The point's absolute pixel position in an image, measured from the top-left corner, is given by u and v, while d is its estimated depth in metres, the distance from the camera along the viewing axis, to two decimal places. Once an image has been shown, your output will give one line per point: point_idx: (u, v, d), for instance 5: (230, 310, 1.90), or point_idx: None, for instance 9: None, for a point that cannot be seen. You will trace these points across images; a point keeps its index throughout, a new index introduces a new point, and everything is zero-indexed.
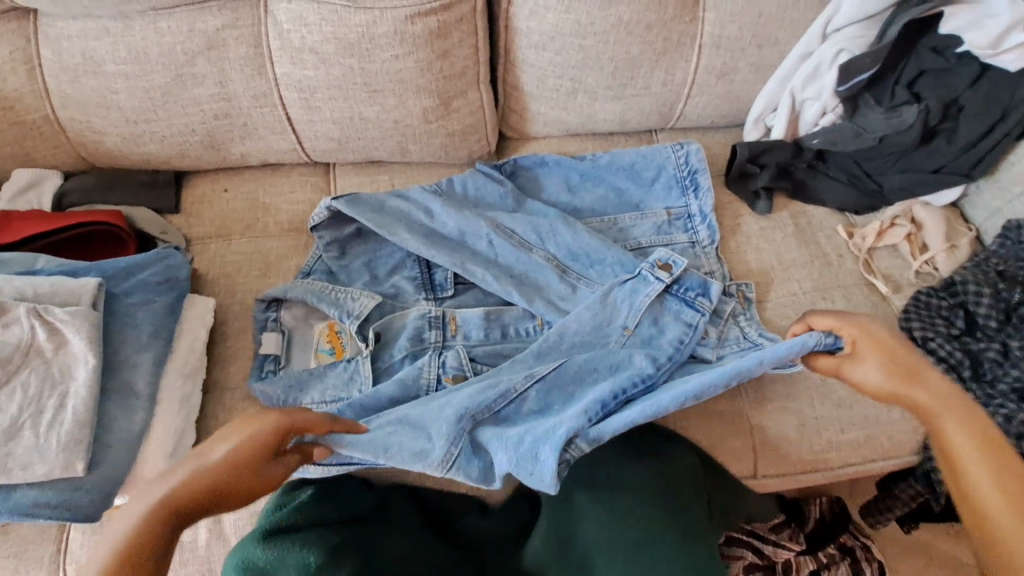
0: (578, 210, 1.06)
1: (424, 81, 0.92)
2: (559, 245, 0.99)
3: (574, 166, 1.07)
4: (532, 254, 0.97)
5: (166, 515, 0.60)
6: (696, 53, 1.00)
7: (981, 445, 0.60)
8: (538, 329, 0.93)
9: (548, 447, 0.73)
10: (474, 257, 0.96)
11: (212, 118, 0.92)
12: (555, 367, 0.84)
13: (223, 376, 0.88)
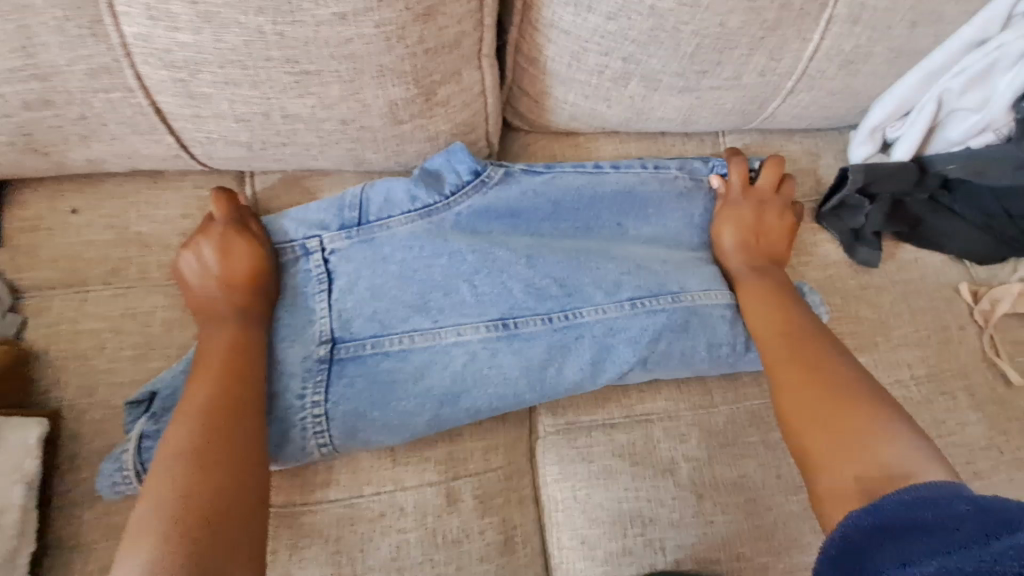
0: (602, 221, 0.71)
1: (393, 59, 0.55)
2: (579, 250, 0.68)
3: (582, 173, 0.72)
4: (546, 260, 0.66)
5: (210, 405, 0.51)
6: (819, 29, 0.64)
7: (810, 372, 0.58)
8: (552, 326, 0.64)
9: (517, 243, 0.68)
10: (457, 271, 0.65)
11: (21, 107, 0.54)
12: (559, 333, 0.64)
13: (72, 531, 0.56)
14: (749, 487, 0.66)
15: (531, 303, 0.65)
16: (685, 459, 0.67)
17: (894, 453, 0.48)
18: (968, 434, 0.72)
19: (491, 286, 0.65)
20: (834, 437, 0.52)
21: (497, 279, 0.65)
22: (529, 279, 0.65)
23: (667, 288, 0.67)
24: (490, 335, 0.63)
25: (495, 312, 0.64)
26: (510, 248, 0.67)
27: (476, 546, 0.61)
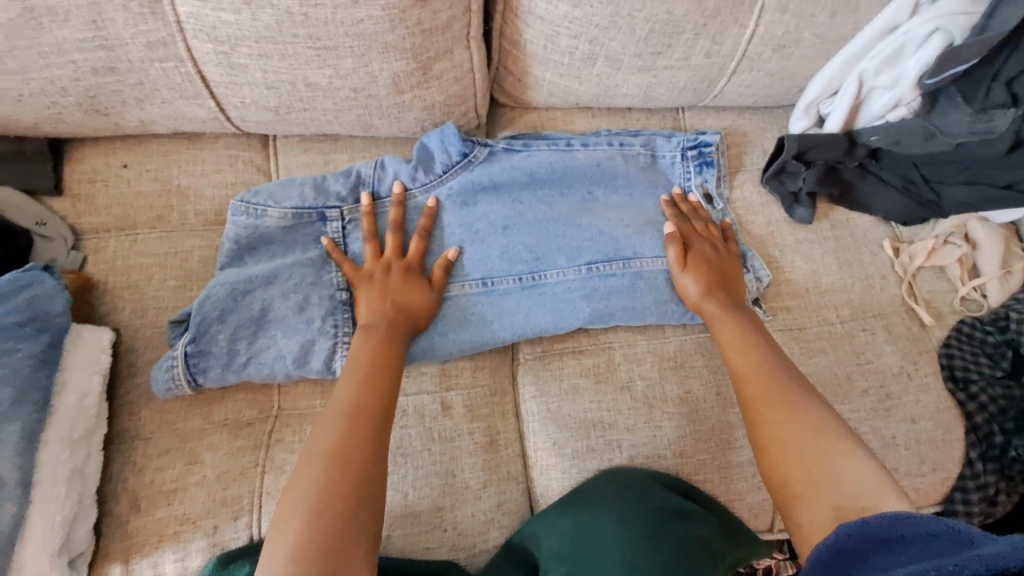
0: (575, 191, 0.83)
1: (396, 38, 0.67)
2: (551, 218, 0.80)
3: (554, 151, 0.83)
4: (522, 229, 0.79)
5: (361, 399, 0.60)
6: (754, 17, 0.77)
7: (767, 373, 0.65)
8: (523, 287, 0.78)
9: (496, 213, 0.79)
10: (447, 239, 0.78)
11: (90, 73, 0.65)
12: (530, 291, 0.78)
13: (133, 421, 0.69)
14: (692, 402, 0.79)
15: (504, 265, 0.78)
16: (640, 378, 0.80)
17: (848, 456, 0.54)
18: (884, 363, 0.85)
19: (474, 252, 0.78)
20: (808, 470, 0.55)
21: (481, 248, 0.78)
22: (507, 243, 0.79)
23: (621, 253, 0.80)
24: (472, 292, 0.76)
25: (477, 271, 0.77)
26: (493, 217, 0.79)
27: (465, 443, 0.75)
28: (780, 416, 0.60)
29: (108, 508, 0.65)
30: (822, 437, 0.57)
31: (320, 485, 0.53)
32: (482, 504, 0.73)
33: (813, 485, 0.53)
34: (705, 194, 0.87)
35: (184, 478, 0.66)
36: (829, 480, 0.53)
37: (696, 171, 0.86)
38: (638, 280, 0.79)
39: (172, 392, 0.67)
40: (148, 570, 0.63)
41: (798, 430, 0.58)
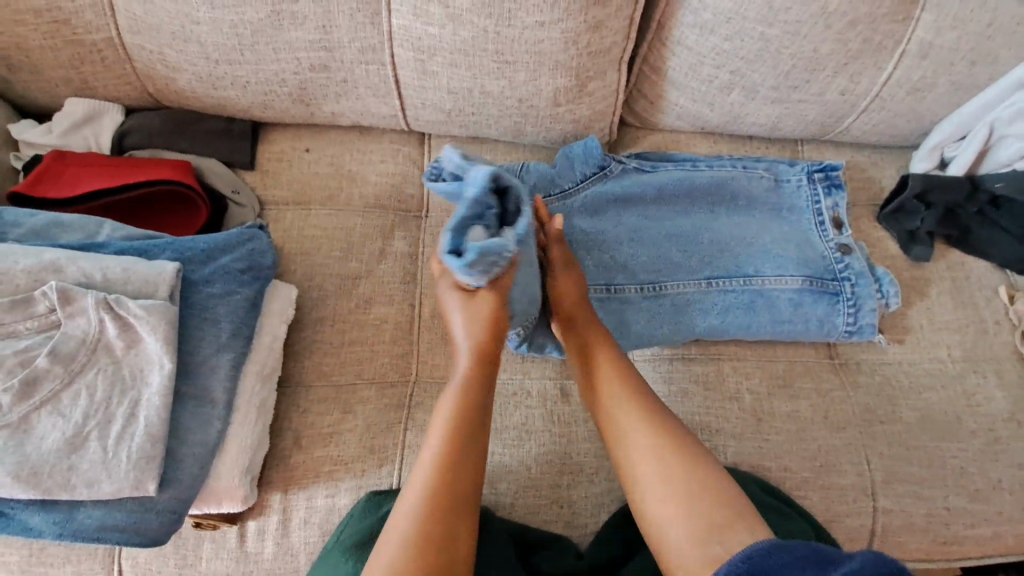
0: (697, 210, 0.90)
1: (566, 57, 0.76)
2: (675, 233, 0.87)
3: (682, 170, 0.91)
4: (648, 242, 0.87)
5: (449, 436, 0.60)
6: (894, 61, 0.81)
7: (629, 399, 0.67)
8: (644, 294, 0.84)
9: (624, 224, 0.87)
10: (579, 243, 0.86)
11: (308, 69, 0.77)
12: (651, 298, 0.84)
13: (298, 370, 0.78)
14: (799, 419, 0.82)
15: (629, 273, 0.85)
16: (748, 391, 0.83)
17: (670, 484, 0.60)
18: (994, 407, 0.86)
19: (601, 258, 0.86)
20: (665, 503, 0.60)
21: (608, 255, 0.86)
22: (635, 252, 0.86)
23: (742, 270, 0.85)
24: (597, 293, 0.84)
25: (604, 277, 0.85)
26: (624, 229, 0.87)
27: (581, 430, 0.80)
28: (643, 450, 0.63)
29: (274, 443, 0.74)
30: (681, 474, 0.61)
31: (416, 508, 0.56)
32: (593, 487, 0.78)
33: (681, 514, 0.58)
34: (835, 219, 0.90)
35: (339, 425, 0.75)
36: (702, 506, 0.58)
37: (825, 193, 0.90)
38: (757, 298, 0.83)
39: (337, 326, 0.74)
40: (304, 501, 0.71)
41: (652, 455, 0.63)
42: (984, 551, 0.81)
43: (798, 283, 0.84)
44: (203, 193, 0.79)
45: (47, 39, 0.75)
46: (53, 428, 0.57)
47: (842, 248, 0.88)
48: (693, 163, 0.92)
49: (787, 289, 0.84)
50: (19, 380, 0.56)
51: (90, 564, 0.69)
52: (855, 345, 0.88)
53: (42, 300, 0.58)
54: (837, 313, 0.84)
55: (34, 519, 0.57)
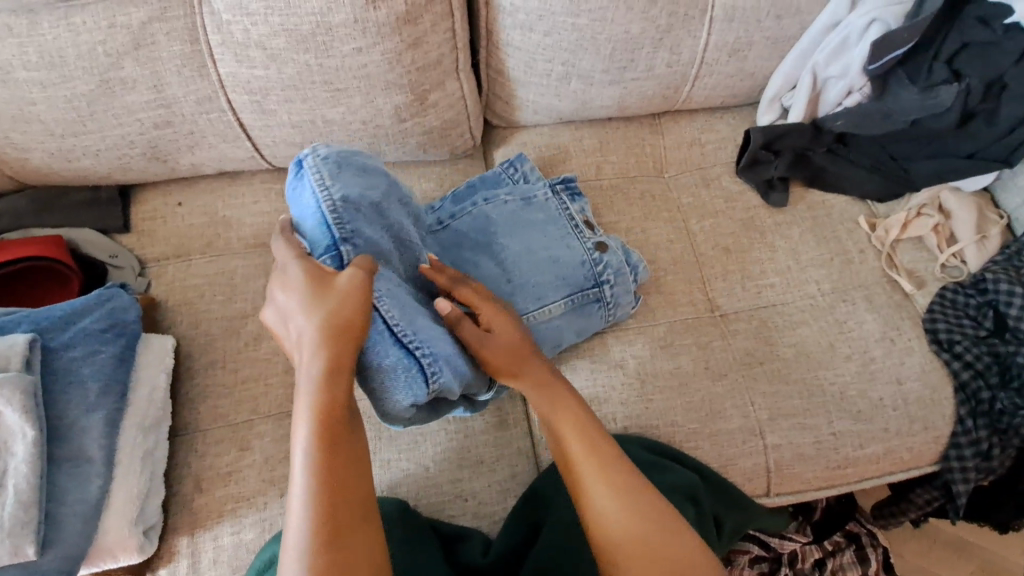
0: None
1: (394, 76, 0.80)
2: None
3: (464, 214, 0.88)
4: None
5: (320, 480, 0.50)
6: (706, 28, 0.87)
7: (587, 426, 0.65)
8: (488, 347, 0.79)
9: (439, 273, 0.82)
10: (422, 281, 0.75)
11: (152, 127, 0.80)
12: None
13: (193, 416, 0.80)
14: (681, 374, 0.86)
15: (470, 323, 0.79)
16: (632, 357, 0.87)
17: (639, 509, 0.58)
18: (866, 330, 0.90)
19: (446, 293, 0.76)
20: (632, 526, 0.57)
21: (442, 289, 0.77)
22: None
23: (543, 298, 0.84)
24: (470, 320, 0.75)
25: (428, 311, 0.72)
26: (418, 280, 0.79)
27: (478, 423, 0.83)
28: (598, 475, 0.60)
29: (175, 489, 0.75)
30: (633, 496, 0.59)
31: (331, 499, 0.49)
32: (497, 475, 0.81)
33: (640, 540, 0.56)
34: (586, 221, 0.91)
35: (237, 462, 0.77)
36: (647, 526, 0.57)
37: (569, 201, 0.93)
38: (562, 322, 0.84)
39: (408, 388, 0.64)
40: (210, 542, 0.73)
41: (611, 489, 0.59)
42: (879, 468, 0.85)
43: (559, 312, 0.84)
44: (71, 261, 0.82)
45: None
46: None
47: (599, 247, 0.89)
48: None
49: (554, 320, 0.83)
50: None
51: None
52: (732, 295, 0.93)
53: None
54: (599, 316, 0.87)
55: None
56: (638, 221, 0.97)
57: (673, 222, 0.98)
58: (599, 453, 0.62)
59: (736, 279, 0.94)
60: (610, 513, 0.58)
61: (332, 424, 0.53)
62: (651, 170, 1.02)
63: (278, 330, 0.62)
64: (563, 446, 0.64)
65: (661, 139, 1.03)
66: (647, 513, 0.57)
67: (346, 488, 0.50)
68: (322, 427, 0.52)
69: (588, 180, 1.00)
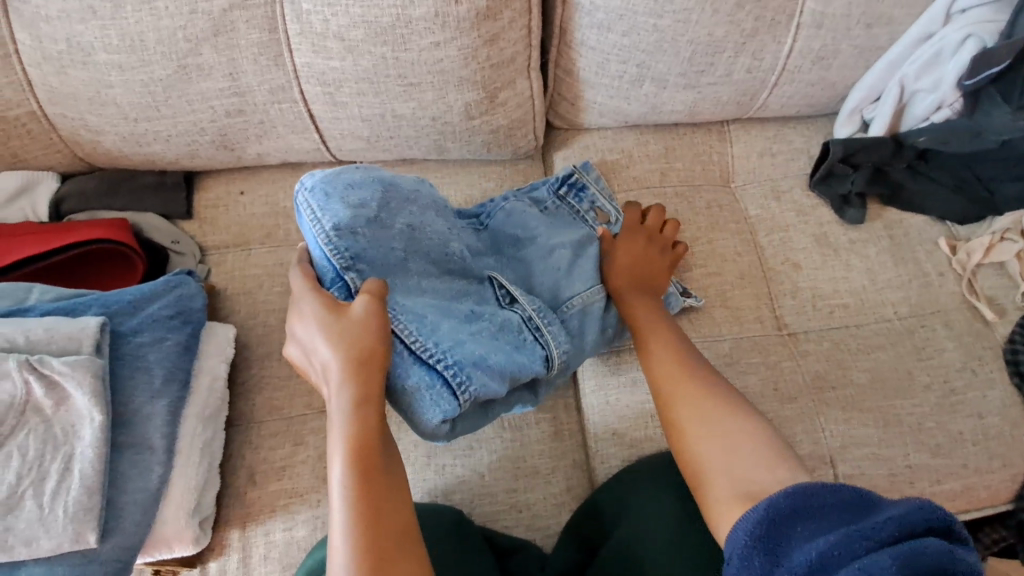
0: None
1: (469, 72, 0.78)
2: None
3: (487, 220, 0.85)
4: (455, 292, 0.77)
5: (352, 503, 0.48)
6: (792, 34, 0.83)
7: (685, 361, 0.66)
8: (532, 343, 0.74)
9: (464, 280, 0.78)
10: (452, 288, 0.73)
11: (224, 115, 0.80)
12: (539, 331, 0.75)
13: (248, 408, 0.80)
14: (747, 394, 0.82)
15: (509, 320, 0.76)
16: None
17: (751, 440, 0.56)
18: (946, 358, 0.85)
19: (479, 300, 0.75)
20: (743, 457, 0.55)
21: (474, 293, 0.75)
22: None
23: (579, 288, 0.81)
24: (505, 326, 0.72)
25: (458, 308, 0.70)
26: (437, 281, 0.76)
27: (534, 432, 0.81)
28: (684, 386, 0.63)
29: (229, 481, 0.74)
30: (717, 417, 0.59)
31: (364, 535, 0.47)
32: (552, 488, 0.78)
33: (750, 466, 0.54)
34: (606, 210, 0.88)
35: (291, 458, 0.76)
36: (733, 445, 0.56)
37: (577, 201, 0.89)
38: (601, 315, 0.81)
39: (437, 408, 0.63)
40: (261, 538, 0.72)
41: (714, 422, 0.59)
42: (956, 506, 0.80)
43: (603, 295, 0.80)
44: (136, 245, 0.82)
45: None
46: None
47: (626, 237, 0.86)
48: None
49: (598, 305, 0.80)
50: None
51: None
52: (801, 314, 0.89)
53: None
54: None
55: None
56: (704, 231, 0.93)
57: (740, 234, 0.94)
58: (699, 392, 0.62)
59: (806, 297, 0.90)
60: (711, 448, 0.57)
61: (366, 457, 0.51)
62: (717, 180, 0.98)
63: (304, 366, 0.61)
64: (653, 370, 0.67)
65: (729, 147, 1.00)
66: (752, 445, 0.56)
67: (375, 507, 0.48)
68: (356, 463, 0.50)
69: (653, 187, 0.96)
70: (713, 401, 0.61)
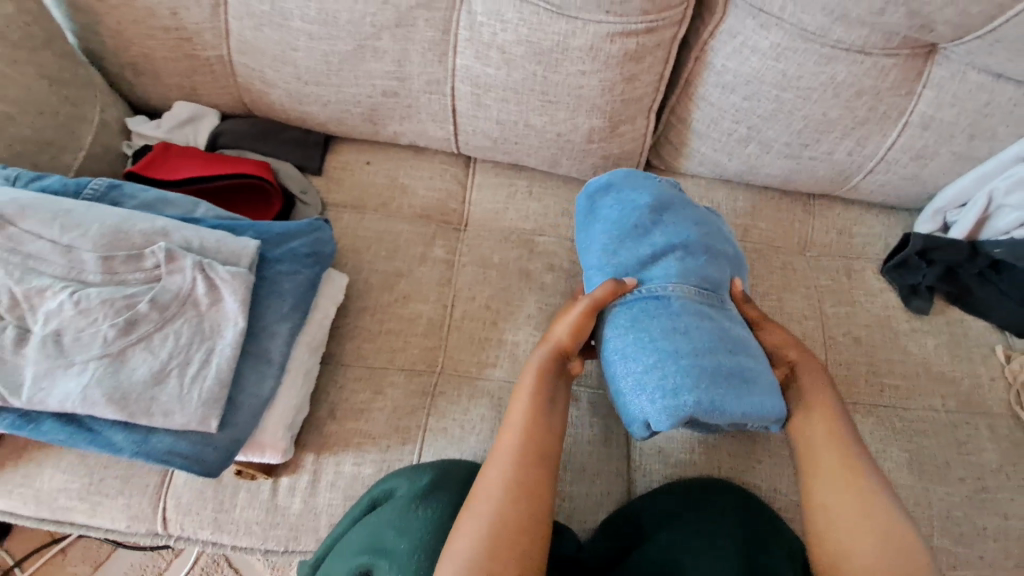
0: (665, 222, 0.80)
1: (602, 102, 0.88)
2: (625, 263, 0.77)
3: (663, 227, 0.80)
4: (681, 275, 0.75)
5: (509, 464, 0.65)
6: (898, 129, 0.91)
7: (838, 437, 0.70)
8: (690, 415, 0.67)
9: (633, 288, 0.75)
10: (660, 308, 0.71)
11: (380, 94, 0.91)
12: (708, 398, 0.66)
13: (340, 351, 0.88)
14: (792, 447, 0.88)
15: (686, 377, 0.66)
16: None
17: (902, 533, 0.62)
18: (984, 458, 0.89)
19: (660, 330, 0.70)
20: (867, 535, 0.62)
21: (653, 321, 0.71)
22: (662, 277, 0.75)
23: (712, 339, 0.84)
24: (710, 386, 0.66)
25: (737, 333, 0.73)
26: (680, 263, 0.76)
27: (585, 433, 0.87)
28: (842, 483, 0.66)
29: (313, 411, 0.83)
30: (892, 526, 0.63)
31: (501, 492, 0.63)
32: (594, 487, 0.84)
33: (866, 539, 0.62)
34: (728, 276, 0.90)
35: (370, 403, 0.84)
36: (892, 536, 0.62)
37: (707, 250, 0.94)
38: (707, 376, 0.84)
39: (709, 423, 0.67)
40: (332, 465, 0.80)
41: (853, 498, 0.65)
42: None
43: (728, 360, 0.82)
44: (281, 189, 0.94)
45: (169, 52, 0.88)
46: (143, 363, 0.64)
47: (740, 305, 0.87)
48: (624, 183, 0.86)
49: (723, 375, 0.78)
50: (122, 319, 0.63)
51: (139, 499, 0.79)
52: (851, 385, 0.94)
53: (151, 257, 0.66)
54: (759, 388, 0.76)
55: (117, 437, 0.63)
56: (775, 290, 1.00)
57: (808, 298, 1.00)
58: (846, 465, 0.68)
59: (859, 371, 0.95)
60: (843, 508, 0.65)
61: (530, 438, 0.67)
62: (794, 245, 1.05)
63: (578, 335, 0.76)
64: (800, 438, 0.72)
65: (812, 218, 1.06)
66: (899, 529, 0.62)
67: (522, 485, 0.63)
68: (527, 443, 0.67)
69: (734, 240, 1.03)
70: (867, 475, 0.67)
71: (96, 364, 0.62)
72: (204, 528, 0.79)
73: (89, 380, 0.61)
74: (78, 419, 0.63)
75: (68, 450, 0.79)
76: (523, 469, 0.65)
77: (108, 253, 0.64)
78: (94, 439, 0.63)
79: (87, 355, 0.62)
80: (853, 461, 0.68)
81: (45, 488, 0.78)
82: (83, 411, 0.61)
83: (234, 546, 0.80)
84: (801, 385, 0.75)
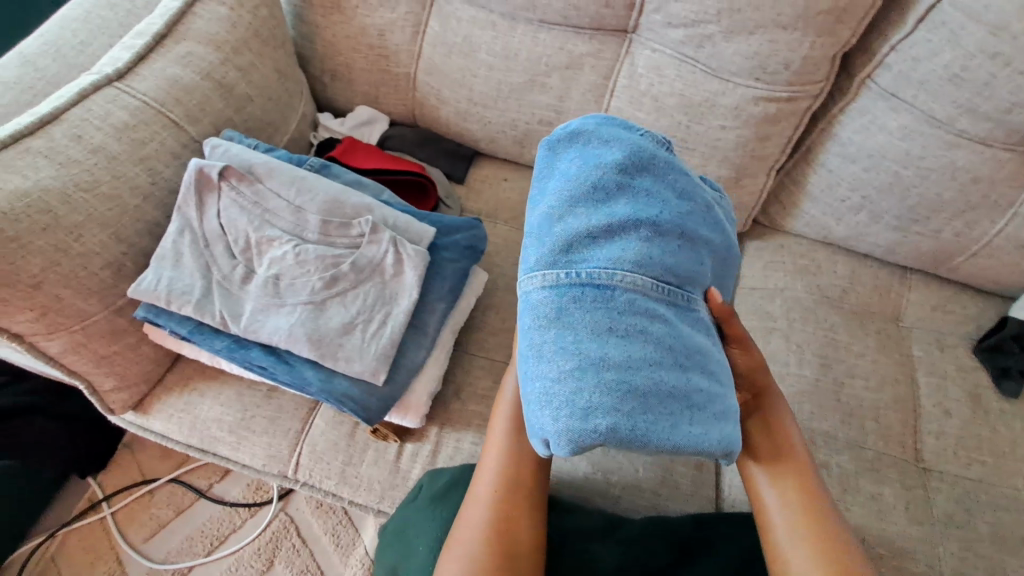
0: (625, 184, 0.60)
1: (735, 155, 0.97)
2: (573, 229, 0.58)
3: (607, 166, 0.60)
4: (592, 218, 0.58)
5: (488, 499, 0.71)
6: (1007, 218, 0.97)
7: (803, 475, 0.73)
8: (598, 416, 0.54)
9: (566, 239, 0.58)
10: (583, 273, 0.56)
11: (536, 122, 1.03)
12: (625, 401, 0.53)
13: (467, 340, 0.97)
14: (880, 500, 0.91)
15: (607, 380, 0.54)
16: (838, 465, 0.93)
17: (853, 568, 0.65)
18: None
19: (588, 308, 0.55)
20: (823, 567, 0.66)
21: (586, 296, 0.56)
22: (577, 228, 0.58)
23: (682, 367, 0.57)
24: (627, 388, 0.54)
25: (696, 344, 0.59)
26: (590, 212, 0.59)
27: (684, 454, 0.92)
28: (801, 520, 0.69)
29: (441, 389, 0.91)
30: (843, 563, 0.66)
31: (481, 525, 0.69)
32: (690, 506, 0.88)
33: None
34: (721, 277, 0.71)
35: (491, 390, 0.92)
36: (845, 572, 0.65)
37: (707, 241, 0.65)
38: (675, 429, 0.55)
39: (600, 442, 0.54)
40: (453, 440, 0.88)
41: (811, 534, 0.68)
42: None
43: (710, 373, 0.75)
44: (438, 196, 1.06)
45: (367, 64, 1.05)
46: (337, 314, 0.76)
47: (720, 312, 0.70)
48: (599, 134, 0.63)
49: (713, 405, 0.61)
50: (328, 275, 0.76)
51: (280, 440, 0.87)
52: (940, 452, 0.97)
53: (358, 227, 0.78)
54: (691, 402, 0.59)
55: (307, 372, 0.74)
56: (869, 350, 1.05)
57: (901, 364, 1.05)
58: (807, 503, 0.71)
59: (948, 441, 0.98)
60: (796, 542, 0.68)
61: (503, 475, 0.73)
62: (889, 313, 1.11)
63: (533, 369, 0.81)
64: (751, 477, 0.75)
65: (907, 291, 1.13)
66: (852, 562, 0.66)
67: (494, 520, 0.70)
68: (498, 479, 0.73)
69: (833, 299, 1.10)
70: (824, 511, 0.70)
71: (303, 308, 0.75)
72: (330, 478, 0.86)
73: (297, 320, 0.74)
74: (280, 352, 0.75)
75: (228, 385, 0.89)
76: (501, 506, 0.71)
77: (327, 218, 0.78)
78: (289, 371, 0.75)
79: (298, 298, 0.75)
80: (814, 500, 0.71)
81: (202, 415, 0.88)
82: (285, 345, 0.73)
83: (351, 502, 0.86)
84: (763, 416, 0.78)
